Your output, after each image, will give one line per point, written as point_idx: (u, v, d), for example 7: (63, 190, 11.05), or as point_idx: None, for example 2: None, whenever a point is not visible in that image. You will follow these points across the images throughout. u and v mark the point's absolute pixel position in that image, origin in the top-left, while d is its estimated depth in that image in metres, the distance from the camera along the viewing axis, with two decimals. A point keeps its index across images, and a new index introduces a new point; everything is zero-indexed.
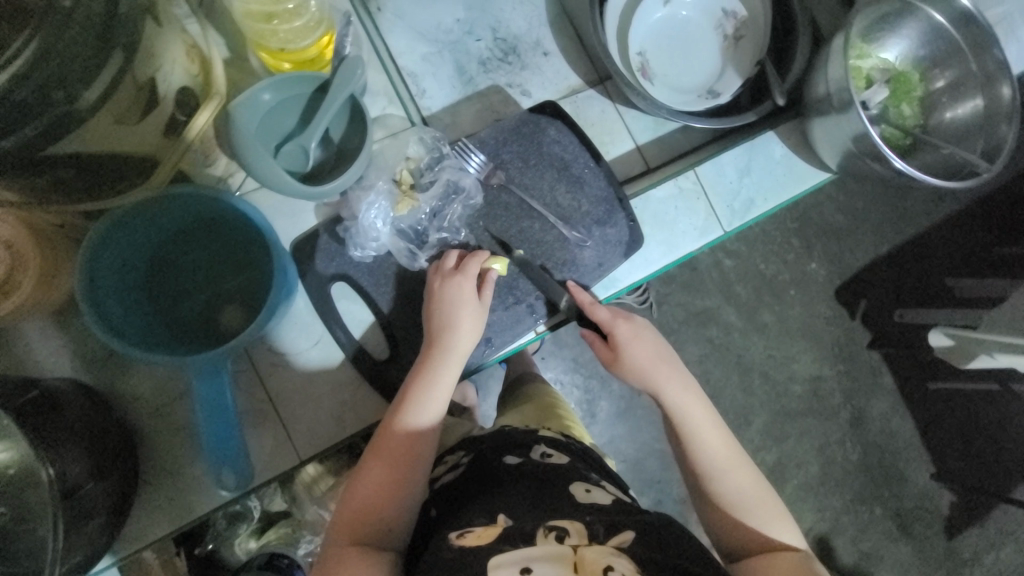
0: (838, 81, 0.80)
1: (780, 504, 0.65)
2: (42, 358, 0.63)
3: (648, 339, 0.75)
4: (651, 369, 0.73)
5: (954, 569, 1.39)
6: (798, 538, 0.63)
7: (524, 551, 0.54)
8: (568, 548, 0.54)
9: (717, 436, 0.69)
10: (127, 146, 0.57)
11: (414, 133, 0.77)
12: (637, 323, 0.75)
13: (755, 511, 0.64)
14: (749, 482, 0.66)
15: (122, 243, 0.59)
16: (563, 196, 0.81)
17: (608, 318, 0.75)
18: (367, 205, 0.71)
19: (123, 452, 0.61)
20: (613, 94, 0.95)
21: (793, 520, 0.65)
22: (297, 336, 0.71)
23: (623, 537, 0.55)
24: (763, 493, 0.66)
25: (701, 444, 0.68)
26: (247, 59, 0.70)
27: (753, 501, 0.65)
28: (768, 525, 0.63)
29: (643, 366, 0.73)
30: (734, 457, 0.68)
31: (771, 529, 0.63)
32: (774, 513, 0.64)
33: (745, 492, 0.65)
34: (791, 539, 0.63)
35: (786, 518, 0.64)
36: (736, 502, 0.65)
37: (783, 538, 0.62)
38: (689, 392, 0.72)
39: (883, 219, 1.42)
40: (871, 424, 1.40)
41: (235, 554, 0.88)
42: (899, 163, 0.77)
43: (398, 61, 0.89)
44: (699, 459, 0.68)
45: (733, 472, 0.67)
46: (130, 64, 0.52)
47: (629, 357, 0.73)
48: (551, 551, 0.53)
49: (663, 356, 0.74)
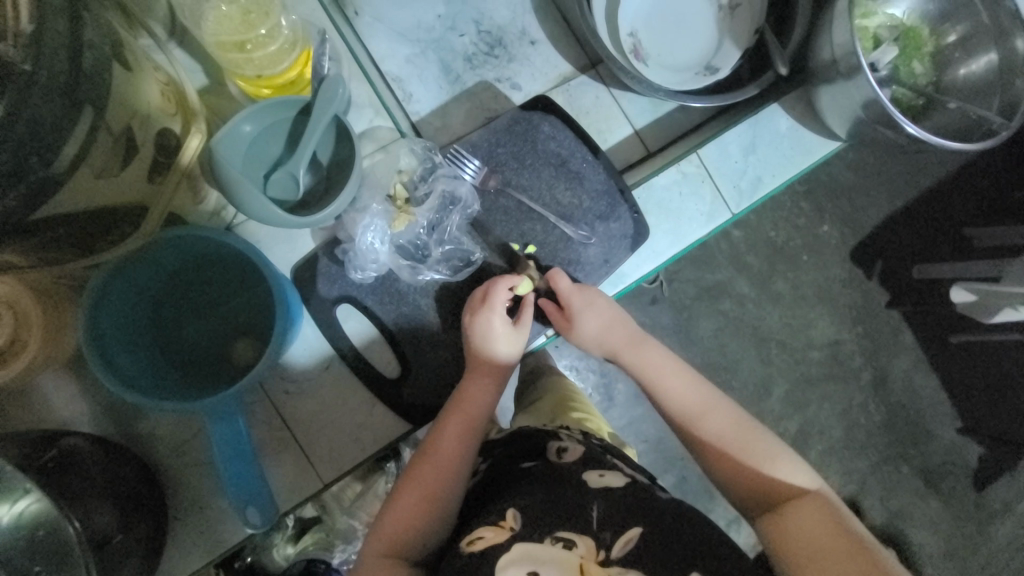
0: (844, 46, 0.76)
1: (775, 442, 0.64)
2: (57, 409, 0.63)
3: (605, 305, 0.73)
4: (603, 332, 0.73)
5: (985, 521, 1.38)
6: (813, 476, 0.61)
7: (531, 552, 0.55)
8: (575, 559, 0.55)
9: (688, 386, 0.69)
10: (115, 197, 0.55)
11: (404, 145, 0.74)
12: (595, 292, 0.74)
13: (748, 452, 0.63)
14: (730, 423, 0.65)
15: (123, 292, 0.59)
16: (563, 194, 0.78)
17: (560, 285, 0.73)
18: (363, 229, 0.69)
19: (148, 497, 0.62)
20: (607, 78, 0.91)
21: (800, 458, 0.62)
22: (305, 362, 0.71)
23: (632, 534, 0.56)
24: (753, 432, 0.64)
25: (673, 400, 0.68)
26: (225, 85, 0.68)
27: (742, 443, 0.63)
28: (769, 468, 0.61)
29: (604, 333, 0.73)
30: (710, 403, 0.67)
31: (772, 469, 0.61)
32: (771, 453, 0.62)
33: (730, 434, 0.64)
34: (803, 481, 0.60)
35: (788, 455, 0.62)
36: (723, 448, 0.64)
37: (794, 481, 0.60)
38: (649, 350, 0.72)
39: (896, 175, 1.37)
40: (893, 382, 1.38)
41: (274, 560, 0.89)
42: (911, 129, 0.73)
43: (381, 66, 0.86)
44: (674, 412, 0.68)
45: (708, 416, 0.66)
46: (103, 116, 0.50)
47: (591, 328, 0.73)
48: (558, 556, 0.55)
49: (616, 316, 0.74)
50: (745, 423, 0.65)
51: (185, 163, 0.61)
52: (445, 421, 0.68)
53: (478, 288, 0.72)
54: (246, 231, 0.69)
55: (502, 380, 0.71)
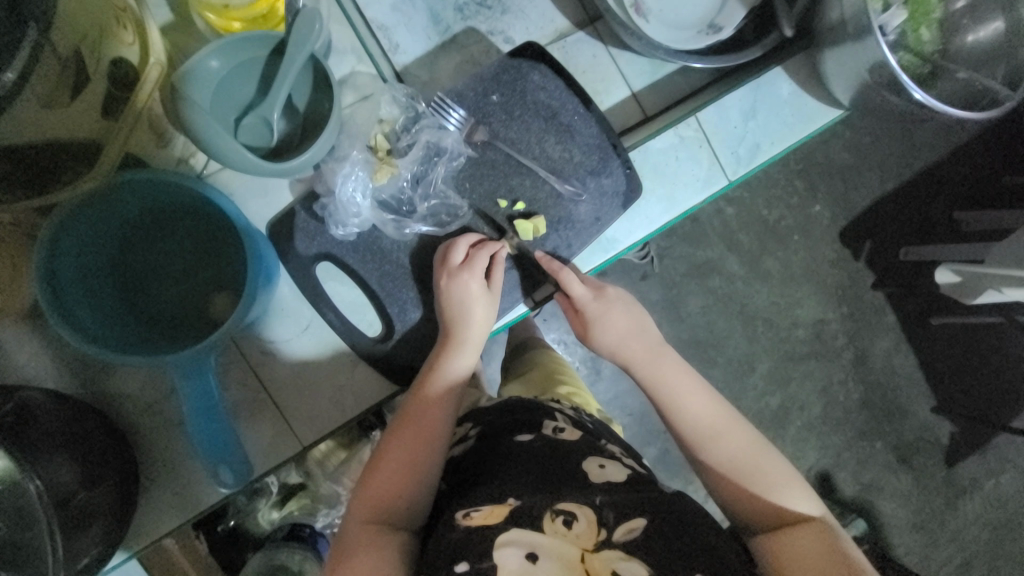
0: (854, 4, 0.72)
1: (783, 468, 0.63)
2: (19, 365, 0.59)
3: (622, 311, 0.74)
4: (623, 341, 0.73)
5: (954, 496, 1.43)
6: (816, 504, 0.60)
7: (531, 536, 0.54)
8: (575, 549, 0.54)
9: (702, 398, 0.68)
10: (68, 133, 0.51)
11: (386, 93, 0.71)
12: (612, 299, 0.75)
13: (755, 474, 0.62)
14: (742, 445, 0.64)
15: (79, 243, 0.56)
16: (553, 148, 0.75)
17: (581, 292, 0.73)
18: (343, 178, 0.66)
19: (115, 456, 0.60)
20: (605, 35, 0.86)
21: (807, 486, 0.62)
22: (285, 321, 0.68)
23: (636, 523, 0.55)
24: (762, 454, 0.64)
25: (685, 410, 0.67)
26: (192, 21, 0.63)
27: (750, 465, 0.63)
28: (773, 491, 0.61)
29: (621, 338, 0.73)
30: (725, 419, 0.67)
31: (776, 497, 0.60)
32: (779, 479, 0.62)
33: (739, 454, 0.64)
34: (805, 509, 0.59)
35: (796, 483, 0.62)
36: (731, 468, 0.63)
37: (796, 508, 0.59)
38: (671, 363, 0.71)
39: (892, 154, 1.35)
40: (874, 361, 1.40)
41: (258, 525, 0.88)
42: (919, 94, 0.70)
43: (365, 13, 0.80)
44: (687, 424, 0.66)
45: (724, 435, 0.65)
46: (49, 38, 0.45)
47: (604, 330, 0.73)
48: (557, 546, 0.53)
49: (638, 327, 0.74)
50: (755, 444, 0.65)
51: (141, 104, 0.57)
52: (422, 390, 0.66)
53: (444, 247, 0.70)
54: (217, 182, 0.66)
55: (479, 345, 0.70)
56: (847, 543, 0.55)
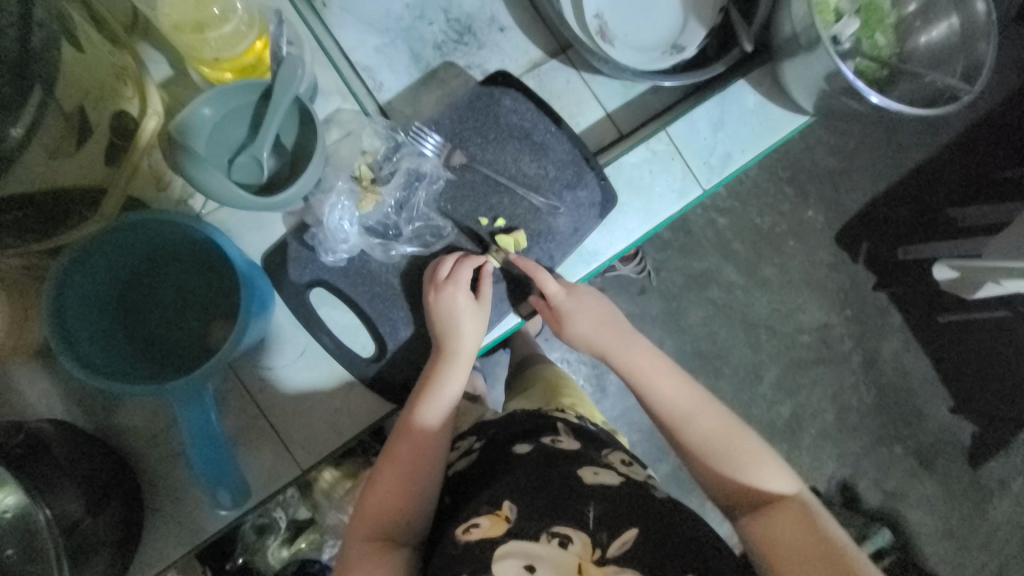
0: (803, 20, 0.77)
1: (758, 446, 0.63)
2: (30, 403, 0.63)
3: (594, 303, 0.75)
4: (595, 333, 0.74)
5: (982, 499, 1.39)
6: (793, 480, 0.60)
7: (528, 547, 0.55)
8: (574, 558, 0.55)
9: (674, 383, 0.69)
10: (74, 179, 0.57)
11: (367, 127, 0.75)
12: (583, 292, 0.76)
13: (731, 455, 0.63)
14: (718, 426, 0.65)
15: (85, 284, 0.59)
16: (528, 166, 0.79)
17: (554, 288, 0.74)
18: (330, 207, 0.70)
19: (121, 486, 0.61)
20: (577, 62, 0.92)
21: (783, 463, 0.62)
22: (280, 348, 0.71)
23: (628, 535, 0.56)
24: (738, 434, 0.64)
25: (659, 396, 0.68)
26: (189, 74, 0.69)
27: (727, 446, 0.63)
28: (748, 472, 0.61)
29: (593, 332, 0.75)
30: (699, 402, 0.67)
31: (752, 476, 0.61)
32: (754, 457, 0.62)
33: (715, 436, 0.64)
34: (781, 487, 0.60)
35: (771, 460, 0.62)
36: (708, 451, 0.63)
37: (772, 487, 0.60)
38: (642, 350, 0.73)
39: (875, 156, 1.38)
40: (884, 364, 1.39)
41: (268, 563, 0.88)
42: (875, 98, 0.74)
43: (351, 56, 0.86)
44: (662, 409, 0.68)
45: (699, 419, 0.66)
46: (53, 95, 0.53)
47: (577, 325, 0.75)
48: (555, 556, 0.55)
49: (609, 318, 0.75)
50: (730, 425, 0.65)
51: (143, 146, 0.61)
52: (418, 404, 0.68)
53: (433, 264, 0.73)
54: (215, 220, 0.69)
55: (471, 358, 0.71)
56: (825, 522, 0.55)
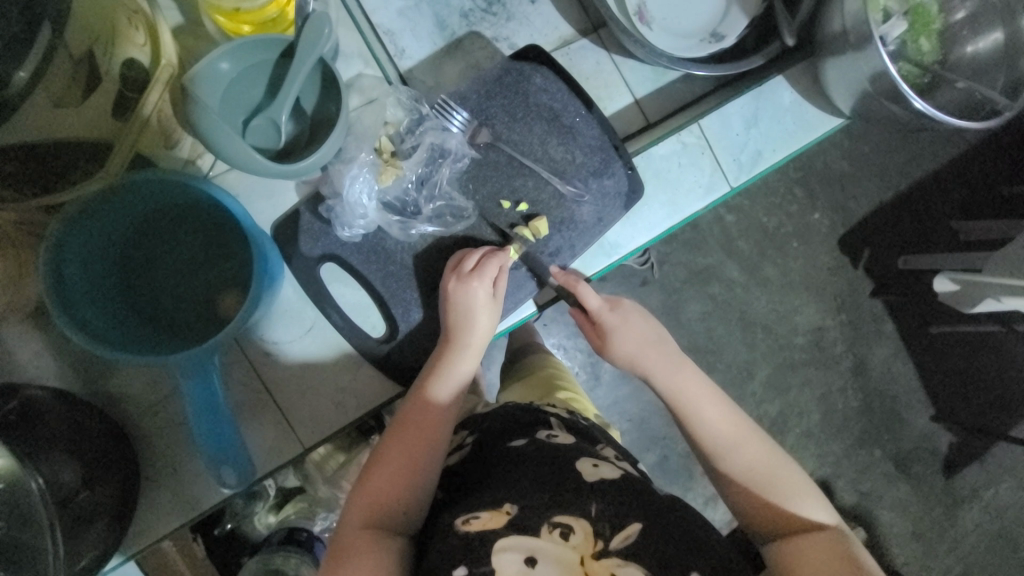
0: (855, 16, 0.73)
1: (799, 477, 0.63)
2: (22, 366, 0.60)
3: (640, 322, 0.73)
4: (641, 352, 0.71)
5: (952, 506, 1.43)
6: (829, 513, 0.60)
7: (529, 540, 0.54)
8: (574, 554, 0.54)
9: (719, 410, 0.67)
10: (78, 130, 0.54)
11: (391, 96, 0.72)
12: (628, 309, 0.74)
13: (774, 485, 0.62)
14: (762, 458, 0.63)
15: (84, 243, 0.56)
16: (555, 149, 0.75)
17: (597, 304, 0.73)
18: (351, 179, 0.67)
19: (116, 457, 0.60)
20: (608, 42, 0.87)
21: (821, 496, 0.62)
22: (286, 323, 0.68)
23: (631, 530, 0.55)
24: (781, 466, 0.63)
25: (705, 421, 0.66)
26: (202, 25, 0.64)
27: (770, 476, 0.62)
28: (789, 500, 0.60)
29: (637, 349, 0.71)
30: (743, 431, 0.65)
31: (792, 504, 0.60)
32: (794, 487, 0.62)
33: (758, 466, 0.63)
34: (820, 516, 0.60)
35: (811, 491, 0.62)
36: (749, 479, 0.62)
37: (812, 515, 0.60)
38: (688, 373, 0.70)
39: (893, 165, 1.36)
40: (873, 370, 1.40)
41: (255, 530, 0.88)
42: (920, 103, 0.70)
43: (372, 18, 0.81)
44: (705, 436, 0.65)
45: (741, 448, 0.64)
46: (61, 38, 0.51)
47: (620, 341, 0.72)
48: (556, 551, 0.54)
49: (656, 337, 0.73)
50: (773, 455, 0.64)
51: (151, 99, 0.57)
52: (423, 391, 0.66)
53: (456, 257, 0.70)
54: (224, 183, 0.67)
55: (480, 352, 0.69)
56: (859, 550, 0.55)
